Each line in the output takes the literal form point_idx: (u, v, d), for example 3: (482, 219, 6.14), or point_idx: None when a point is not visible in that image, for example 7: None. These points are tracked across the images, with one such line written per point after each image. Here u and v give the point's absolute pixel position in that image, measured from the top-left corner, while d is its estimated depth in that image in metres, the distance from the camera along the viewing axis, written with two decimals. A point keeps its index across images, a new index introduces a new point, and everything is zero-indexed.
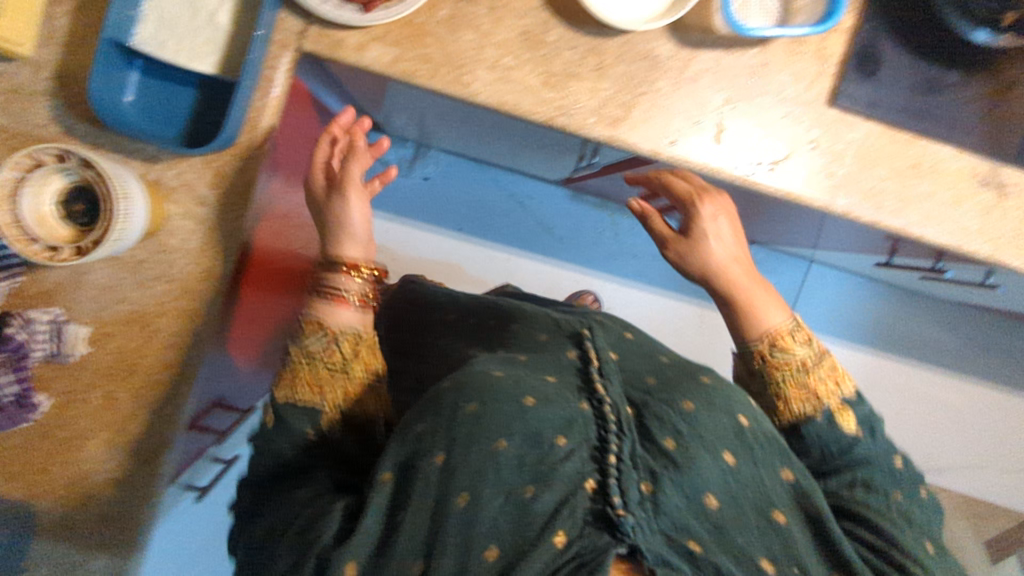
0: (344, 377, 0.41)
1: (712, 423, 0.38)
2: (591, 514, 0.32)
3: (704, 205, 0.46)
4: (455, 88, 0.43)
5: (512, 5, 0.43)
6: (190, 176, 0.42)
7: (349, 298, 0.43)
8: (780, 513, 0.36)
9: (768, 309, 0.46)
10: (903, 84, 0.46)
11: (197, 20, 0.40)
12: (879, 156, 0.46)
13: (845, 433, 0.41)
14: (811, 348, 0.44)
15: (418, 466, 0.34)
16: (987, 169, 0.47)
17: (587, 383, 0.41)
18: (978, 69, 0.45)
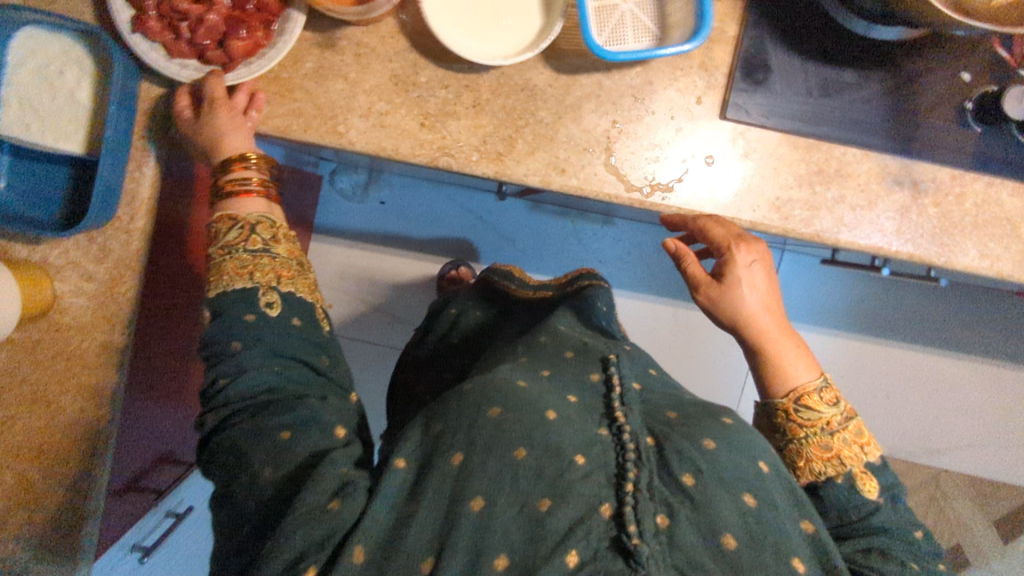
0: (269, 257, 0.39)
1: (736, 459, 0.33)
2: (608, 539, 0.29)
3: (741, 252, 0.41)
4: (332, 139, 0.42)
5: (378, 50, 0.42)
6: (75, 254, 0.42)
7: (252, 188, 0.41)
8: (800, 561, 0.30)
9: (798, 367, 0.41)
10: (797, 88, 0.44)
11: (59, 100, 0.40)
12: (782, 164, 0.44)
13: (866, 500, 0.37)
14: (838, 408, 0.39)
15: (434, 466, 0.32)
16: (898, 168, 0.45)
17: (609, 409, 0.37)
18: (872, 66, 0.44)
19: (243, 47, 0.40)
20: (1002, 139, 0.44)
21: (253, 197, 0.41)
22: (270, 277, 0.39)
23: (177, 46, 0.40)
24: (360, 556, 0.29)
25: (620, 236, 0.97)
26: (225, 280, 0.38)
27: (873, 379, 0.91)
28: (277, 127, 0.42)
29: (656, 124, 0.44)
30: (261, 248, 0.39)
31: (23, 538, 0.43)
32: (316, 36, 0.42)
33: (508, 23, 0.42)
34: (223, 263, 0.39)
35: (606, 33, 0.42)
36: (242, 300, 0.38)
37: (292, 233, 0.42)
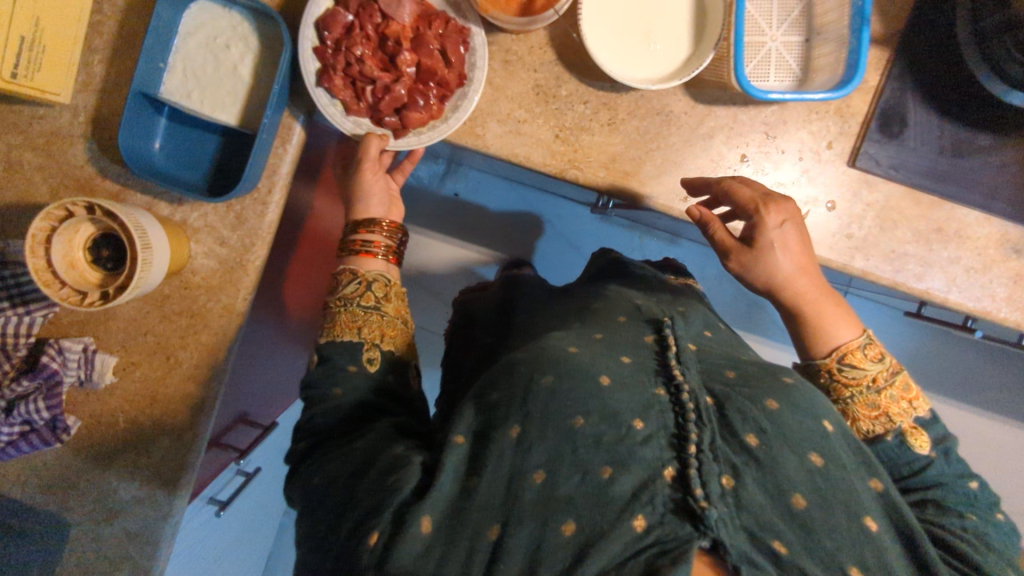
0: (379, 316, 0.41)
1: (799, 419, 0.33)
2: (673, 502, 0.30)
3: (769, 214, 0.41)
4: (469, 139, 0.44)
5: (525, 59, 0.43)
6: (212, 218, 0.44)
7: (376, 250, 0.43)
8: (872, 520, 0.31)
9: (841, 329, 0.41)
10: (929, 145, 0.44)
11: (221, 71, 0.42)
12: (902, 217, 0.45)
13: (917, 454, 0.36)
14: (884, 364, 0.39)
15: (493, 436, 0.33)
16: (1019, 236, 0.45)
17: (665, 367, 0.37)
18: (1009, 133, 0.44)
19: (419, 121, 0.42)
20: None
21: (375, 258, 0.43)
22: (381, 338, 0.41)
23: (357, 107, 0.42)
24: (427, 526, 0.30)
25: (684, 258, 0.95)
26: (339, 331, 0.41)
27: (984, 452, 0.86)
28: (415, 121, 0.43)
29: (783, 164, 0.44)
30: (376, 308, 0.41)
31: (126, 478, 0.45)
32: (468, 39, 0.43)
33: (656, 49, 0.43)
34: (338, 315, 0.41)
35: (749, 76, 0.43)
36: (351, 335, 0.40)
37: (403, 293, 0.44)
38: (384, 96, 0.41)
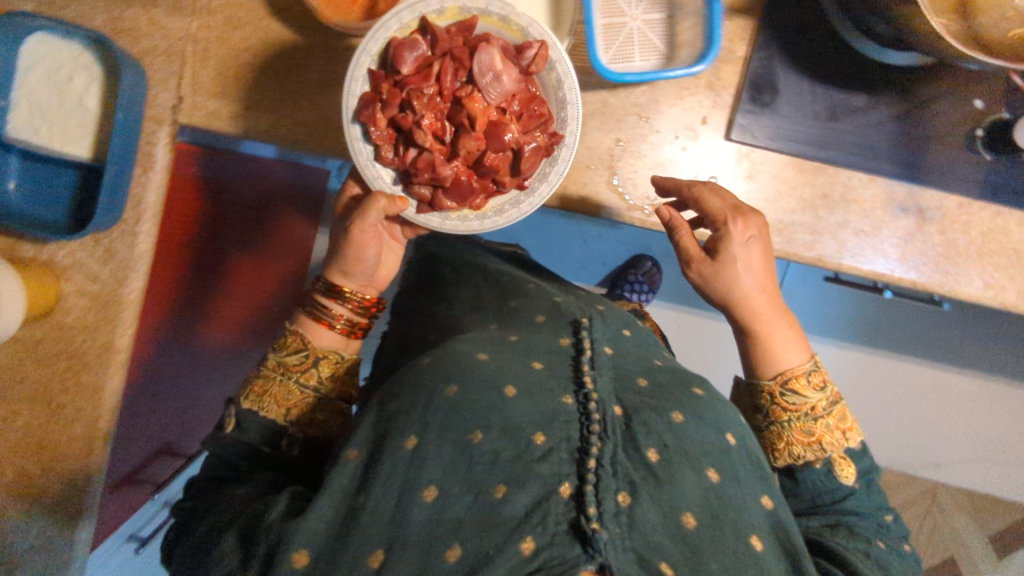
0: (313, 395, 0.44)
1: (699, 434, 0.38)
2: (567, 523, 0.32)
3: (736, 227, 0.40)
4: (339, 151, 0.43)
5: None
6: (80, 254, 0.43)
7: (332, 322, 0.46)
8: (757, 539, 0.36)
9: (788, 346, 0.43)
10: (805, 111, 0.44)
11: (67, 104, 0.40)
12: (787, 185, 0.44)
13: (841, 484, 0.41)
14: (824, 393, 0.42)
15: (388, 449, 0.35)
16: (903, 193, 0.45)
17: (577, 374, 0.41)
18: (884, 92, 0.44)
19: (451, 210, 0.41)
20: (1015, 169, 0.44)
21: (331, 331, 0.46)
22: (310, 422, 0.43)
23: (392, 160, 0.40)
24: (301, 561, 0.32)
25: (625, 239, 0.95)
26: (265, 400, 0.42)
27: (914, 399, 0.91)
28: (274, 134, 0.42)
29: (677, 160, 0.44)
30: (318, 387, 0.44)
31: (22, 527, 0.44)
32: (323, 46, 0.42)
33: None
34: (272, 384, 0.43)
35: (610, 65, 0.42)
36: (284, 390, 0.43)
37: (353, 368, 0.46)
38: (426, 169, 0.39)
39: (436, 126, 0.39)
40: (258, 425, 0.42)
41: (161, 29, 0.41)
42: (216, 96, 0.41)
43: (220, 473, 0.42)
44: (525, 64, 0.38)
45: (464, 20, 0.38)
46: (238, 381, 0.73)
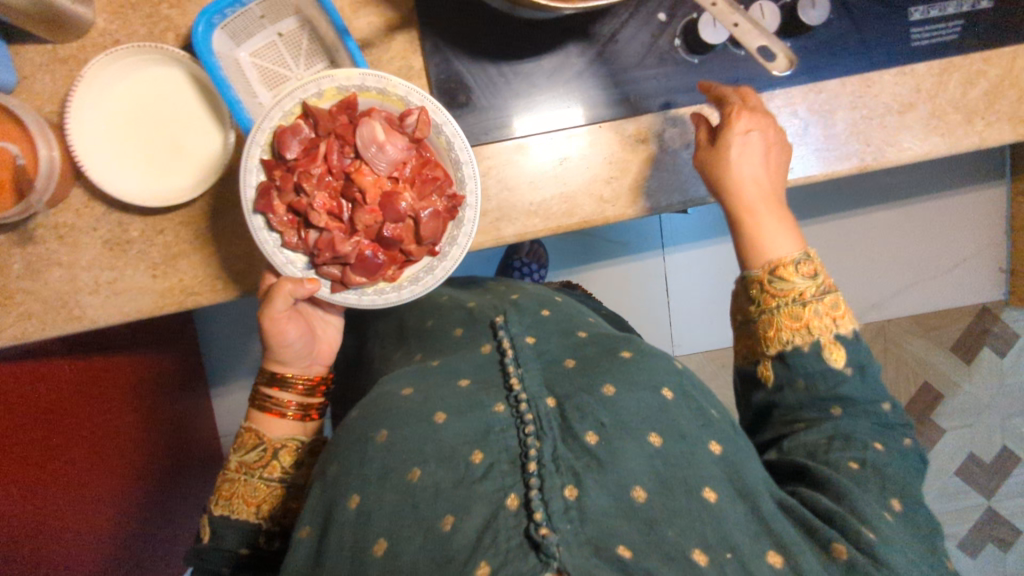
0: (266, 482, 0.69)
1: (637, 408, 0.57)
2: (524, 539, 0.48)
3: (741, 120, 0.67)
4: (226, 287, 0.75)
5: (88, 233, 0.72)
6: None
7: (276, 413, 0.73)
8: (711, 493, 0.53)
9: (784, 243, 0.65)
10: (515, 90, 0.73)
11: None
12: (534, 152, 0.74)
13: (831, 363, 0.61)
14: (808, 279, 0.63)
15: (338, 513, 0.56)
16: (640, 130, 0.74)
17: (508, 387, 0.63)
18: (551, 51, 0.72)
19: (358, 281, 0.67)
20: (618, 121, 0.74)
21: (275, 422, 0.72)
22: (271, 512, 0.69)
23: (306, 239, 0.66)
24: None
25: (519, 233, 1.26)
26: (234, 503, 0.68)
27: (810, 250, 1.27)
28: (124, 311, 0.74)
29: (477, 192, 0.68)
30: (275, 475, 0.70)
31: None
32: (150, 261, 0.74)
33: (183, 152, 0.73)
34: (237, 485, 0.69)
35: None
36: (251, 484, 0.69)
37: (294, 453, 0.71)
38: (330, 247, 0.65)
39: (331, 210, 0.66)
40: (233, 523, 0.67)
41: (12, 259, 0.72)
42: (80, 287, 0.73)
43: (197, 564, 0.68)
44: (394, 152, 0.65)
45: (340, 116, 0.64)
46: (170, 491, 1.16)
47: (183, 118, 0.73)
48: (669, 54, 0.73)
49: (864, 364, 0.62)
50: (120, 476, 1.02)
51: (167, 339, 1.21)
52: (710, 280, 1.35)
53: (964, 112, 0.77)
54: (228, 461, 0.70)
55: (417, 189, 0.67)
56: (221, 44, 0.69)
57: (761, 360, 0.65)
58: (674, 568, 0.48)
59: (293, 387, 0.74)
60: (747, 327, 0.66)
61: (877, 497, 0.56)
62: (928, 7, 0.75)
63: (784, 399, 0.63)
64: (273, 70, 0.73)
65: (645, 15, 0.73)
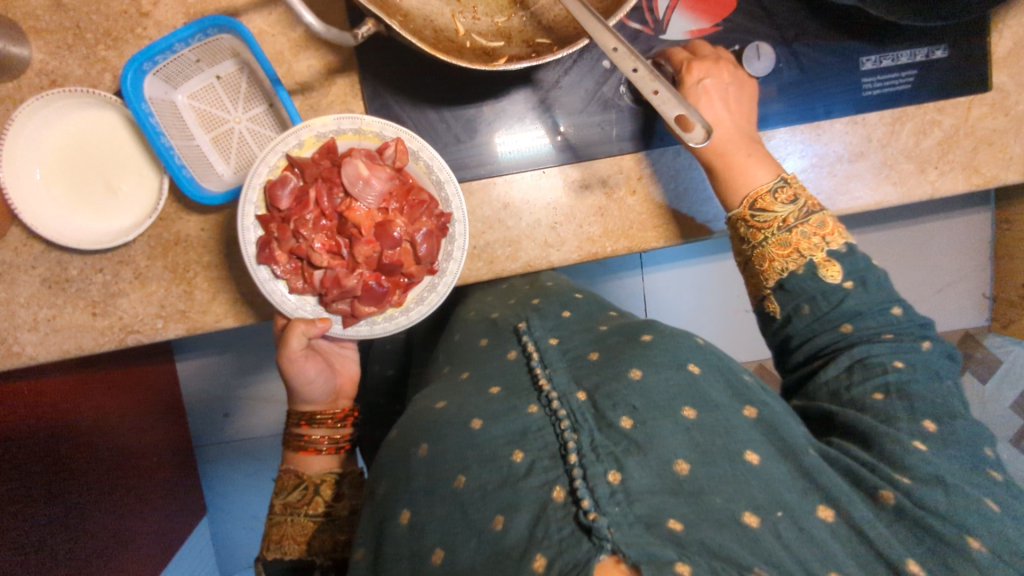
0: (312, 519, 0.70)
1: (661, 390, 0.62)
2: (575, 524, 0.51)
3: (692, 72, 0.78)
4: (165, 325, 0.82)
5: (21, 275, 0.80)
6: None
7: (313, 448, 0.75)
8: (751, 454, 0.58)
9: (759, 174, 0.76)
10: (454, 133, 0.82)
11: None
12: (480, 196, 0.84)
13: (828, 279, 0.70)
14: (793, 206, 0.74)
15: (392, 529, 0.59)
16: (587, 176, 0.84)
17: (537, 387, 0.67)
18: (487, 96, 0.82)
19: (368, 310, 0.72)
20: (563, 166, 0.84)
21: (312, 457, 0.75)
22: (322, 546, 0.69)
23: (305, 285, 0.71)
24: None
25: None
26: (284, 543, 0.69)
27: None
28: (62, 349, 0.81)
29: (463, 206, 0.73)
30: (321, 510, 0.71)
31: None
32: (90, 299, 0.81)
33: (124, 187, 0.80)
34: (285, 525, 0.70)
35: (212, 189, 0.78)
36: (296, 525, 0.70)
37: (333, 484, 0.73)
38: (335, 284, 0.70)
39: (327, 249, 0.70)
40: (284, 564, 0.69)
41: None
42: (19, 323, 0.81)
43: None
44: (383, 177, 0.69)
45: (323, 147, 0.68)
46: (155, 499, 1.26)
47: (120, 159, 0.80)
48: (612, 101, 0.82)
49: (863, 275, 0.71)
50: (107, 483, 1.13)
51: (126, 359, 1.21)
52: (686, 300, 1.43)
53: (917, 161, 0.87)
54: (274, 506, 0.72)
55: (408, 214, 0.72)
56: (155, 88, 0.75)
57: (766, 294, 0.75)
58: (729, 535, 0.52)
59: (321, 422, 0.77)
60: (748, 266, 0.77)
61: (903, 422, 0.62)
62: (881, 56, 0.84)
63: (795, 327, 0.73)
64: (209, 112, 0.79)
65: (591, 62, 0.82)
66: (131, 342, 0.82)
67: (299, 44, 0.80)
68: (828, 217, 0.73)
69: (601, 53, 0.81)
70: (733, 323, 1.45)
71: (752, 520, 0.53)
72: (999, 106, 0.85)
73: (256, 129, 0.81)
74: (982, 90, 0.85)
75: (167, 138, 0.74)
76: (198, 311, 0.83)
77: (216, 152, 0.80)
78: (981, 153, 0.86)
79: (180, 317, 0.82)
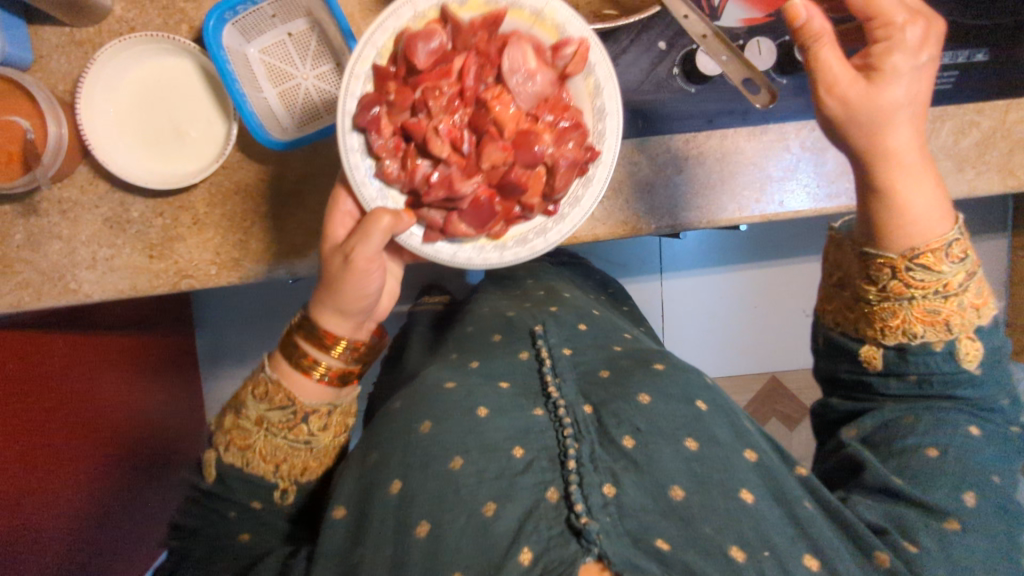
0: (289, 448, 0.62)
1: (672, 415, 0.61)
2: (566, 526, 0.52)
3: (890, 54, 0.53)
4: (218, 272, 0.85)
5: (81, 214, 0.83)
6: None
7: (311, 371, 0.62)
8: (748, 494, 0.56)
9: (933, 224, 0.57)
10: None
11: None
12: None
13: (959, 365, 0.60)
14: (958, 269, 0.57)
15: (381, 496, 0.58)
16: (637, 150, 0.82)
17: (545, 390, 0.66)
18: None
19: (463, 229, 0.61)
20: None
21: (307, 378, 0.62)
22: (290, 471, 0.63)
23: (406, 168, 0.59)
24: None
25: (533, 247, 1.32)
26: (252, 458, 0.62)
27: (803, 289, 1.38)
28: (117, 289, 0.84)
29: (616, 150, 0.61)
30: (300, 439, 0.63)
31: None
32: (148, 242, 0.84)
33: (193, 133, 0.82)
34: (255, 439, 0.61)
35: (276, 136, 0.79)
36: (270, 445, 0.62)
37: (323, 416, 0.63)
38: (443, 185, 0.58)
39: (449, 134, 0.57)
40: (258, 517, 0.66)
41: (12, 233, 0.82)
42: (79, 261, 0.83)
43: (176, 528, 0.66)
44: (546, 77, 0.57)
45: (489, 19, 0.57)
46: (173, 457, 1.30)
47: (187, 108, 0.82)
48: (667, 82, 0.79)
49: (994, 350, 0.61)
50: (133, 437, 1.16)
51: (147, 325, 1.24)
52: (709, 306, 1.39)
53: (955, 159, 0.80)
54: (248, 407, 0.61)
55: (558, 132, 0.59)
56: (232, 38, 0.77)
57: (869, 341, 0.63)
58: (710, 562, 0.51)
59: (342, 352, 0.63)
60: (860, 305, 0.62)
61: (943, 494, 0.58)
62: None
63: (887, 387, 0.63)
64: (280, 68, 0.80)
65: (647, 44, 0.78)
66: (184, 287, 0.85)
67: (369, 8, 0.79)
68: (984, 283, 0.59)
69: (659, 34, 0.78)
70: (766, 324, 1.42)
71: (738, 555, 0.52)
72: None
73: (320, 86, 0.81)
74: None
75: (240, 83, 0.75)
76: (250, 260, 0.85)
77: (280, 105, 0.81)
78: (1017, 156, 0.80)
79: (232, 265, 0.85)
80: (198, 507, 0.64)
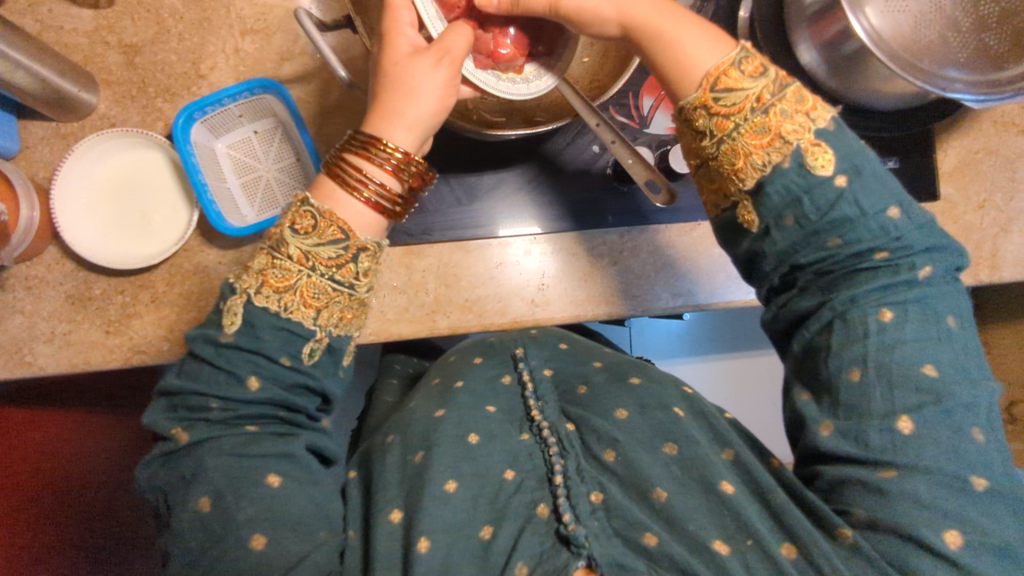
0: (330, 287, 0.62)
1: (649, 423, 0.67)
2: (556, 533, 0.58)
3: None
4: (170, 347, 0.84)
5: (45, 288, 0.83)
6: None
7: (363, 191, 0.63)
8: (728, 485, 0.60)
9: (711, 55, 0.63)
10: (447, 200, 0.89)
11: None
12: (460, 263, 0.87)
13: (813, 171, 0.59)
14: (757, 80, 0.61)
15: (380, 522, 0.60)
16: (571, 244, 0.89)
17: (529, 415, 0.72)
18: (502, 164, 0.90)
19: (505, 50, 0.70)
20: (551, 237, 0.89)
21: (356, 204, 0.63)
22: (330, 316, 0.63)
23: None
24: None
25: None
26: (290, 295, 0.61)
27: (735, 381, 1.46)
28: (71, 364, 0.83)
29: None
30: (346, 280, 0.63)
31: None
32: (106, 318, 0.84)
33: (154, 220, 0.88)
34: (297, 280, 0.61)
35: (233, 223, 0.85)
36: (313, 276, 0.61)
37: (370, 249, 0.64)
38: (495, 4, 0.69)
39: None
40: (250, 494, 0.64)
41: None
42: (37, 334, 0.83)
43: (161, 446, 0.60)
44: None
45: None
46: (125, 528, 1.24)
47: (151, 197, 0.88)
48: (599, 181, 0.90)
49: (856, 164, 0.60)
50: None
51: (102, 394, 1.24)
52: None
53: None
54: (298, 243, 0.61)
55: None
56: (200, 134, 0.86)
57: (738, 200, 0.63)
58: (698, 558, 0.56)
59: (398, 174, 0.64)
60: (710, 168, 0.64)
61: (876, 422, 0.57)
62: None
63: (775, 242, 0.62)
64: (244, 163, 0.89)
65: (582, 147, 0.90)
66: (135, 363, 0.84)
67: (330, 109, 0.89)
68: (804, 90, 0.61)
69: (592, 139, 0.90)
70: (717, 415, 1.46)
71: (721, 547, 0.57)
72: (948, 213, 0.90)
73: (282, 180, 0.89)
74: (931, 197, 0.90)
75: (204, 176, 0.83)
76: None
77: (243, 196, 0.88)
78: None
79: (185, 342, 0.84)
80: (209, 370, 0.61)
